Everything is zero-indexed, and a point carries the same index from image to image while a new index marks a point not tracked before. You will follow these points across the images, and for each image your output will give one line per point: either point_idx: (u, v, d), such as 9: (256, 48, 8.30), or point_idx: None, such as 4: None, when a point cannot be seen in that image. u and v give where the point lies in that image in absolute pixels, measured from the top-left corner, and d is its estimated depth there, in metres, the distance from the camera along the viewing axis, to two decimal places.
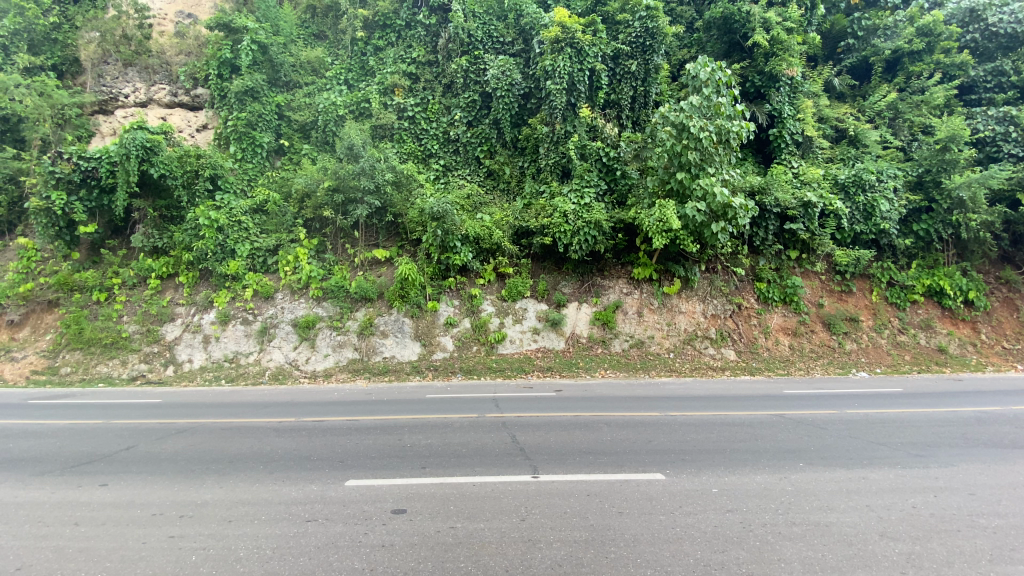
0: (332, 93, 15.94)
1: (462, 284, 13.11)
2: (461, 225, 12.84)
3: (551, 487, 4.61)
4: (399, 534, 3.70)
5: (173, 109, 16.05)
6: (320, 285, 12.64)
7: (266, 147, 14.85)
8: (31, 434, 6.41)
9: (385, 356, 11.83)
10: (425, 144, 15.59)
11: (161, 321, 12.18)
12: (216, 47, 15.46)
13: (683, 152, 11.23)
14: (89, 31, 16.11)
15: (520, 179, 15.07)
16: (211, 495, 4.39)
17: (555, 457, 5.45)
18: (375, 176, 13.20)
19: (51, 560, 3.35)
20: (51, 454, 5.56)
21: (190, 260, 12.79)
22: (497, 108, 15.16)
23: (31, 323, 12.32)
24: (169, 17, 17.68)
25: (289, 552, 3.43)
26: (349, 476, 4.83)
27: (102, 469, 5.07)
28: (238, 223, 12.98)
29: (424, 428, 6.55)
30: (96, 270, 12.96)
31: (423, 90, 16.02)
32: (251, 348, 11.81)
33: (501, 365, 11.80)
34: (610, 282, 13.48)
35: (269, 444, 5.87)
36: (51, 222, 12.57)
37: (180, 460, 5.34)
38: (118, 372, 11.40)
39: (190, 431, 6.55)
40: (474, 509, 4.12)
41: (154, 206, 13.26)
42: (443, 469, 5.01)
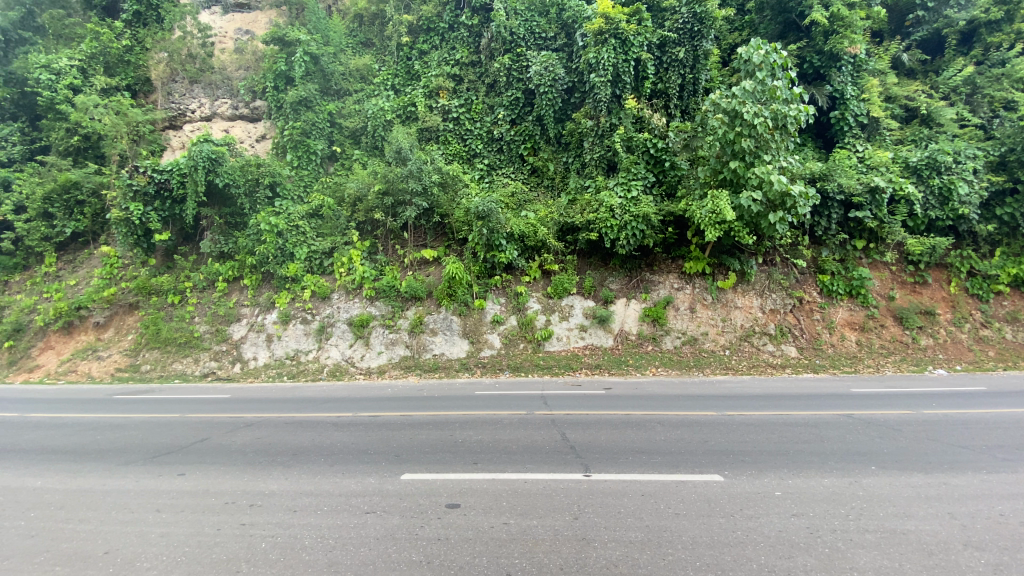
0: (379, 99, 16.36)
1: (507, 282, 13.14)
2: (506, 224, 12.90)
3: (604, 486, 4.54)
4: (454, 528, 3.75)
5: (235, 121, 17.11)
6: (373, 286, 13.04)
7: (319, 154, 15.48)
8: (118, 426, 6.98)
9: (435, 354, 12.07)
10: (470, 144, 15.79)
11: (229, 321, 12.98)
12: (272, 60, 16.26)
13: (736, 139, 10.77)
14: (158, 51, 17.27)
15: (564, 175, 14.96)
16: (277, 485, 4.63)
17: (607, 456, 5.36)
18: (423, 178, 13.50)
19: (138, 544, 3.62)
20: (135, 445, 6.04)
21: (253, 263, 13.52)
22: (541, 105, 15.07)
23: (115, 325, 13.40)
24: (228, 35, 18.88)
25: (349, 543, 3.55)
26: (405, 469, 4.96)
27: (180, 460, 5.45)
28: (296, 228, 13.56)
29: (474, 425, 6.63)
30: (171, 275, 13.96)
31: (467, 91, 16.20)
32: (311, 346, 12.37)
33: (549, 362, 11.75)
34: (660, 277, 13.15)
35: (329, 438, 6.12)
36: (131, 232, 13.61)
37: (248, 452, 5.65)
38: (191, 369, 12.24)
39: (257, 424, 6.94)
40: (526, 506, 4.12)
41: (219, 214, 14.15)
42: (495, 466, 5.04)
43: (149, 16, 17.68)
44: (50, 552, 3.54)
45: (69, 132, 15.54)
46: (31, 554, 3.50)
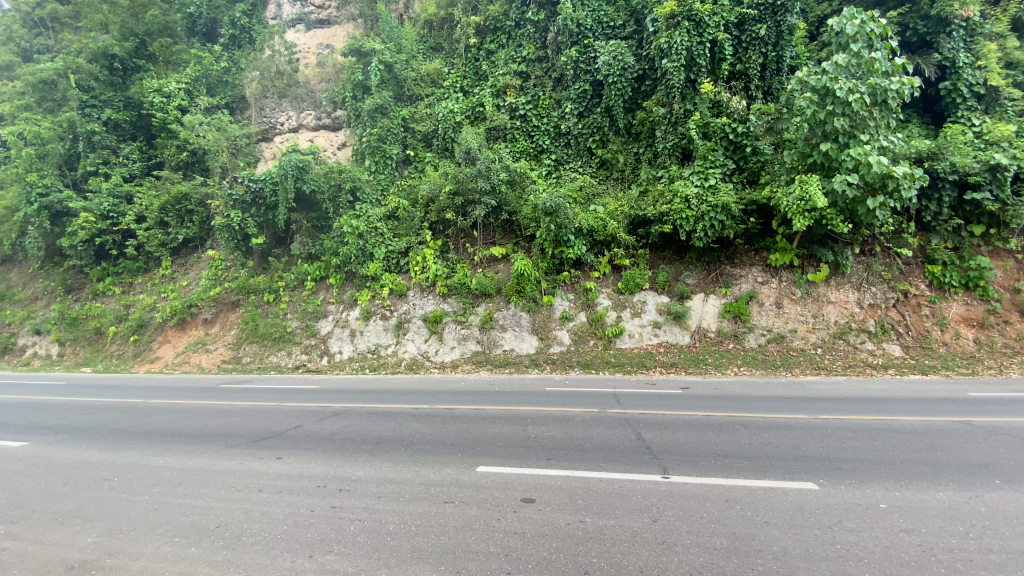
0: (450, 101, 16.79)
1: (576, 278, 13.03)
2: (574, 219, 12.82)
3: (684, 490, 4.35)
4: (530, 523, 3.76)
5: (319, 131, 18.38)
6: (445, 283, 13.44)
7: (394, 158, 16.17)
8: (225, 412, 7.72)
9: (506, 349, 12.22)
10: (537, 140, 15.89)
11: (317, 318, 13.92)
12: (350, 71, 17.16)
13: (828, 119, 9.91)
14: (251, 71, 19.02)
15: (635, 166, 14.55)
16: (363, 472, 4.90)
17: (687, 459, 5.14)
18: (491, 176, 13.72)
19: (244, 520, 3.96)
20: (240, 430, 6.65)
21: (337, 264, 14.39)
22: (609, 96, 14.73)
23: (220, 321, 14.84)
24: (312, 50, 20.17)
25: (429, 531, 3.67)
26: (480, 462, 5.06)
27: (277, 445, 5.92)
28: (375, 229, 14.26)
29: (548, 421, 6.63)
30: (266, 275, 15.21)
31: (534, 87, 16.26)
32: (390, 340, 12.98)
33: (620, 360, 11.48)
34: (741, 270, 12.42)
35: (408, 429, 6.39)
36: (232, 236, 14.99)
37: (336, 439, 6.04)
38: (285, 362, 13.30)
39: (343, 414, 7.40)
40: (603, 505, 4.05)
41: (308, 218, 15.19)
42: (569, 463, 5.00)
43: (243, 38, 20.00)
44: (172, 523, 3.96)
45: (179, 149, 17.37)
46: (156, 525, 3.93)
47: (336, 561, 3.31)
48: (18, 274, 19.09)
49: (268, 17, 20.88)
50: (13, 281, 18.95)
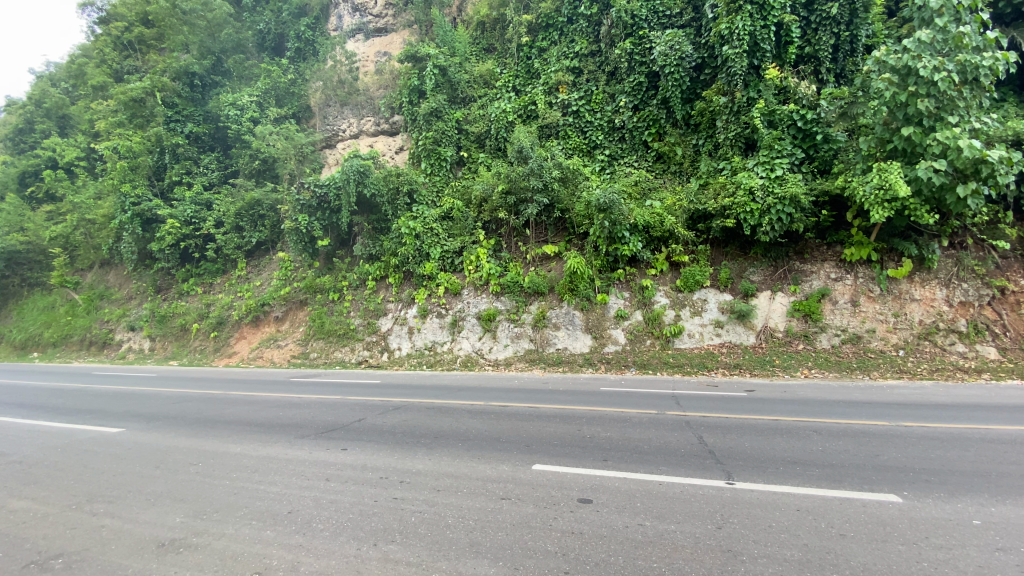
0: (502, 102, 16.91)
1: (631, 275, 12.77)
2: (629, 215, 12.57)
3: (750, 497, 4.16)
4: (587, 523, 3.73)
5: (377, 136, 19.05)
6: (498, 282, 13.55)
7: (449, 160, 16.47)
8: (295, 405, 8.21)
9: (559, 348, 12.17)
10: (590, 136, 15.70)
11: (377, 315, 14.47)
12: (406, 77, 17.58)
13: (911, 101, 9.12)
14: (315, 81, 20.04)
15: (694, 159, 14.07)
16: (422, 465, 5.05)
17: (753, 465, 4.90)
18: (544, 175, 13.69)
19: (313, 507, 4.19)
20: (309, 422, 7.05)
21: (395, 264, 14.84)
22: (666, 87, 14.31)
23: (290, 318, 15.74)
24: (370, 58, 20.92)
25: (487, 526, 3.72)
26: (536, 460, 5.08)
27: (343, 436, 6.23)
28: (431, 230, 14.64)
29: (603, 421, 6.53)
30: (331, 275, 15.97)
31: (587, 83, 16.08)
32: (445, 338, 13.28)
33: (679, 360, 11.11)
34: (811, 266, 11.72)
35: (464, 425, 6.52)
36: (300, 239, 15.85)
37: (396, 433, 6.26)
38: (348, 357, 13.93)
39: (402, 408, 7.66)
40: (663, 509, 3.95)
41: (368, 221, 15.77)
42: (627, 464, 4.91)
43: (308, 51, 21.31)
44: (250, 507, 4.25)
45: (252, 158, 18.60)
46: (236, 508, 4.24)
47: (398, 550, 3.42)
48: (116, 276, 21.15)
49: (330, 29, 21.81)
50: (112, 282, 21.03)
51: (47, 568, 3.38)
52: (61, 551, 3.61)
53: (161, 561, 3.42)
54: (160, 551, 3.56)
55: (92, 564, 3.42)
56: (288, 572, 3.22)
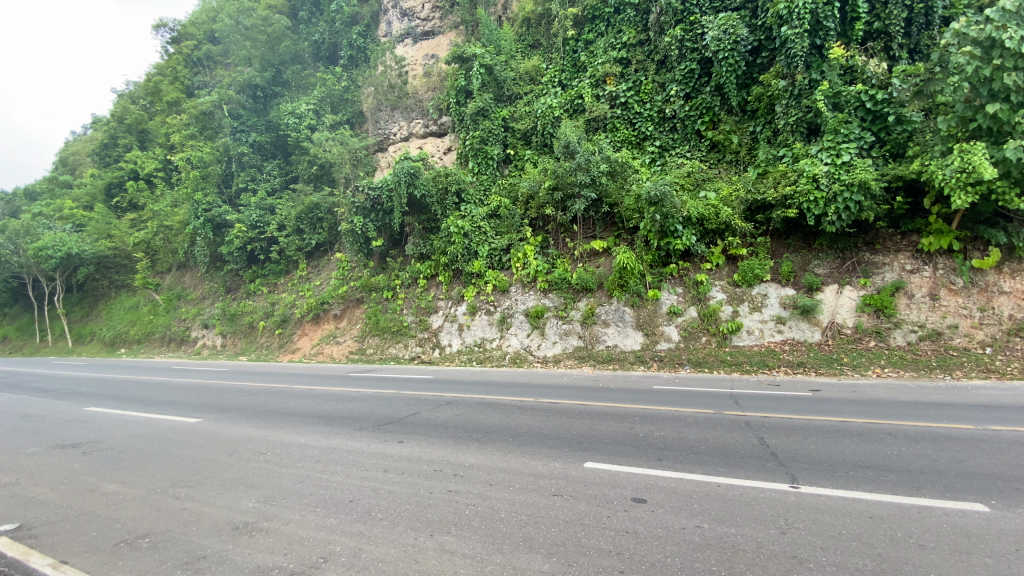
0: (548, 97, 16.83)
1: (685, 270, 12.36)
2: (682, 207, 12.21)
3: (817, 502, 3.94)
4: (642, 523, 3.66)
5: (426, 138, 19.42)
6: (546, 278, 13.51)
7: (496, 158, 16.56)
8: (354, 399, 8.57)
9: (609, 345, 12.00)
10: (640, 127, 15.34)
11: (429, 313, 14.80)
12: (454, 78, 17.80)
13: (996, 76, 8.33)
14: (367, 87, 20.69)
15: (751, 147, 13.56)
16: (474, 460, 5.13)
17: (819, 468, 4.65)
18: (591, 169, 13.49)
19: (372, 497, 4.35)
20: (366, 415, 7.33)
21: (445, 262, 15.11)
22: (719, 73, 13.75)
23: (348, 316, 16.40)
24: (419, 62, 21.12)
25: (540, 522, 3.73)
26: (588, 457, 5.04)
27: (398, 429, 6.43)
28: (479, 228, 14.87)
29: (657, 420, 6.39)
30: (384, 275, 16.45)
31: (636, 73, 15.68)
32: (494, 334, 13.42)
33: (737, 358, 10.68)
34: (883, 258, 11.01)
35: (515, 421, 6.56)
36: (356, 240, 16.49)
37: (449, 427, 6.39)
38: (403, 353, 14.36)
39: (454, 403, 7.81)
40: (722, 511, 3.81)
41: (419, 221, 16.13)
42: (683, 464, 4.78)
43: (360, 58, 22.08)
44: (315, 494, 4.48)
45: (311, 163, 19.52)
46: (302, 495, 4.48)
47: (453, 542, 3.50)
48: (191, 277, 22.82)
49: (380, 35, 22.35)
50: (188, 283, 22.71)
51: (137, 546, 3.71)
52: (148, 531, 3.94)
53: (236, 543, 3.67)
54: (235, 533, 3.82)
55: (175, 543, 3.71)
56: (350, 558, 3.36)
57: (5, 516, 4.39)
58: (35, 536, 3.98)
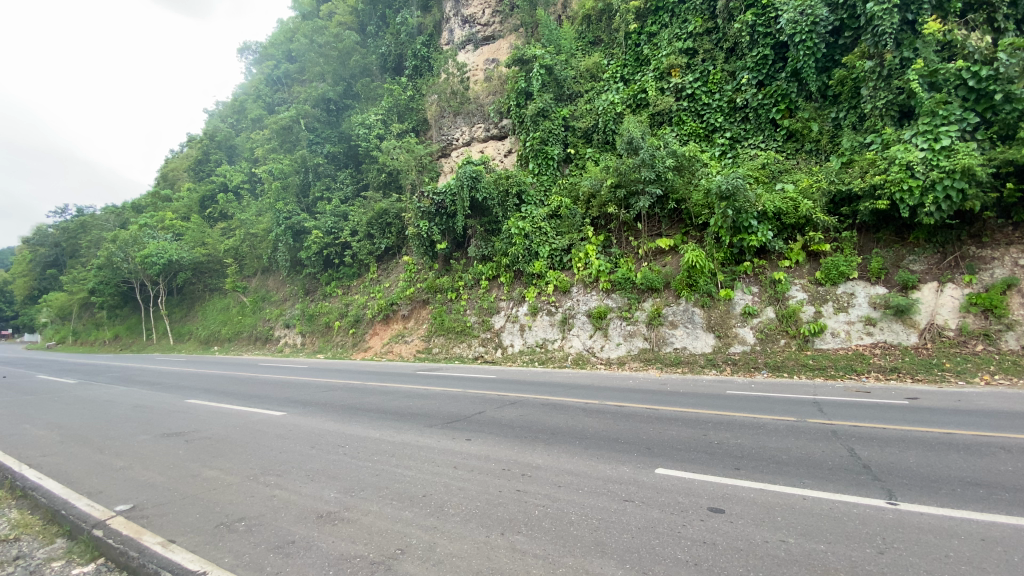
0: (610, 94, 16.53)
1: (761, 268, 11.74)
2: (756, 201, 11.59)
3: (920, 521, 3.58)
4: (721, 534, 3.49)
5: (488, 141, 19.71)
6: (609, 278, 13.28)
7: (556, 158, 16.47)
8: (423, 396, 8.86)
9: (677, 348, 11.57)
10: (708, 119, 14.73)
11: (491, 313, 15.00)
12: (514, 80, 17.89)
13: None
14: (431, 95, 21.29)
15: (834, 134, 12.76)
16: (542, 460, 5.13)
17: (921, 484, 4.22)
18: (656, 165, 13.06)
19: (443, 493, 4.47)
20: (435, 412, 7.56)
21: (507, 263, 15.24)
22: (796, 57, 12.97)
23: (415, 316, 16.98)
24: (479, 66, 21.38)
25: (612, 527, 3.66)
26: (659, 463, 4.89)
27: (466, 428, 6.57)
28: (539, 229, 14.87)
29: (731, 427, 6.09)
30: (448, 277, 16.86)
31: (704, 62, 15.03)
32: (556, 335, 13.37)
33: (820, 362, 9.96)
34: (992, 252, 10.04)
35: (582, 423, 6.50)
36: (421, 243, 17.05)
37: (515, 427, 6.44)
38: (466, 352, 14.63)
39: (520, 403, 7.87)
40: (809, 526, 3.56)
41: (481, 223, 16.38)
42: (764, 475, 4.51)
43: (423, 67, 22.79)
44: (390, 488, 4.67)
45: (379, 171, 20.43)
46: (378, 488, 4.68)
47: (525, 542, 3.51)
48: (274, 281, 24.61)
49: (442, 43, 22.90)
50: (271, 286, 24.49)
51: (235, 529, 4.03)
52: (244, 515, 4.27)
53: (321, 530, 3.89)
54: (320, 521, 4.06)
55: (266, 528, 3.99)
56: (426, 551, 3.47)
57: (122, 497, 4.91)
58: (146, 516, 4.41)
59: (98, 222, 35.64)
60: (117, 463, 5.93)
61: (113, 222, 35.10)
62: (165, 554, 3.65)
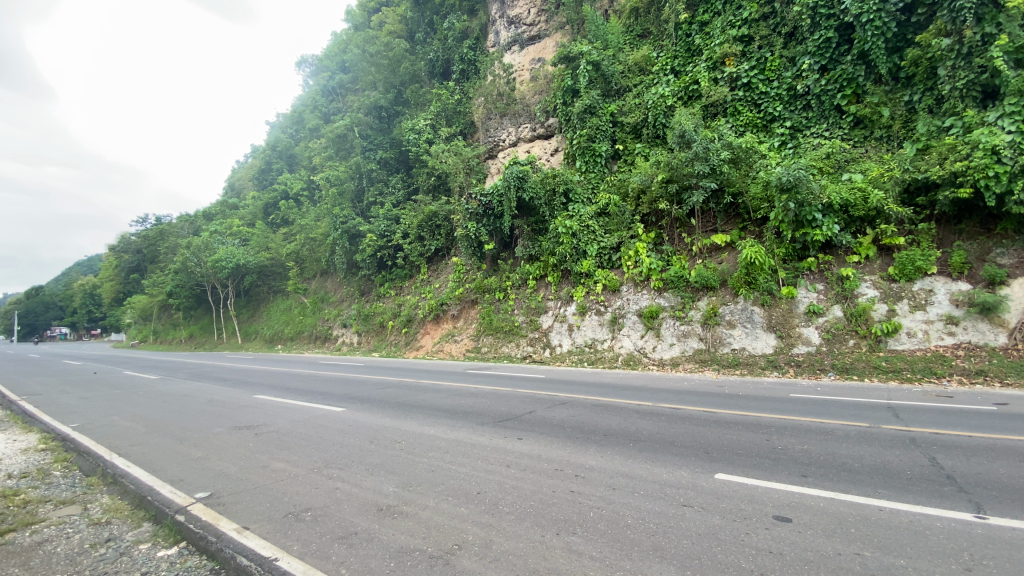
0: (660, 86, 16.10)
1: (826, 264, 11.10)
2: (821, 193, 10.96)
3: (1014, 536, 3.27)
4: (788, 544, 3.33)
5: (534, 141, 19.69)
6: (661, 277, 12.96)
7: (604, 155, 16.24)
8: (474, 394, 9.00)
9: (735, 348, 11.12)
10: (766, 108, 14.08)
11: (539, 313, 14.99)
12: (560, 78, 17.74)
13: None
14: (478, 98, 21.52)
15: (908, 119, 11.93)
16: (595, 462, 5.09)
17: (1016, 497, 3.85)
18: (710, 158, 12.57)
19: (497, 491, 4.52)
20: (486, 411, 7.65)
21: (554, 263, 15.18)
22: (864, 38, 12.23)
23: (464, 316, 17.25)
24: (525, 66, 21.34)
25: (670, 532, 3.58)
26: (718, 468, 4.72)
27: (517, 426, 6.61)
28: (587, 228, 14.70)
29: (796, 432, 5.79)
30: (496, 277, 16.98)
31: (760, 49, 14.38)
32: (606, 335, 13.20)
33: (894, 364, 9.29)
34: None
35: (634, 425, 6.39)
36: (470, 244, 17.28)
37: (567, 427, 6.42)
38: (515, 352, 14.71)
39: (571, 403, 7.84)
40: (886, 539, 3.33)
41: (528, 223, 16.37)
42: (833, 483, 4.26)
43: (470, 71, 23.09)
44: (445, 484, 4.78)
45: (429, 175, 20.87)
46: (434, 484, 4.79)
47: (581, 543, 3.49)
48: (332, 282, 25.74)
49: (489, 45, 23.08)
50: (329, 287, 25.62)
51: (302, 518, 4.25)
52: (310, 506, 4.50)
53: (381, 523, 4.04)
54: (380, 514, 4.21)
55: (331, 519, 4.19)
56: (482, 548, 3.52)
57: (201, 485, 5.30)
58: (223, 503, 4.74)
59: (174, 230, 38.49)
60: (195, 454, 6.41)
61: (187, 229, 37.81)
62: (240, 540, 3.90)
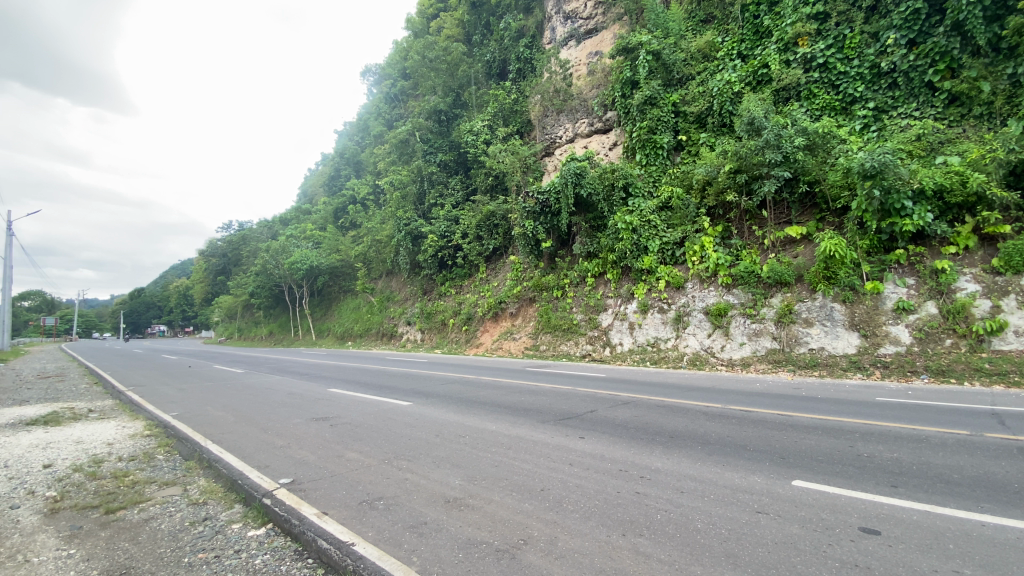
0: (725, 73, 15.35)
1: (918, 256, 10.17)
2: (911, 178, 10.06)
3: None
4: (876, 558, 3.11)
5: (591, 136, 19.48)
6: (729, 273, 12.40)
7: (666, 146, 15.73)
8: (535, 392, 9.06)
9: (812, 348, 10.42)
10: (845, 89, 13.09)
11: (599, 311, 14.81)
12: (618, 70, 17.20)
13: None
14: (535, 95, 21.28)
15: (1014, 93, 10.79)
16: (661, 463, 4.97)
17: None
18: (783, 146, 11.93)
19: (562, 488, 4.54)
20: (548, 408, 7.68)
21: (613, 260, 14.92)
22: (958, 7, 11.14)
23: (523, 313, 17.37)
24: (582, 61, 21.23)
25: (743, 539, 3.44)
26: (795, 475, 4.47)
27: (579, 425, 6.59)
28: (649, 223, 14.33)
29: (884, 439, 5.36)
30: (554, 274, 16.94)
31: (837, 26, 13.40)
32: (669, 334, 12.82)
33: (1000, 366, 8.36)
34: None
35: (702, 427, 6.18)
36: (527, 242, 17.35)
37: (630, 428, 6.32)
38: (574, 350, 14.61)
39: (634, 403, 7.70)
40: (991, 557, 3.02)
41: (586, 220, 16.16)
42: (929, 495, 3.91)
43: (526, 69, 23.01)
44: (510, 479, 4.86)
45: (487, 175, 21.10)
46: (498, 479, 4.88)
47: (648, 545, 3.44)
48: (396, 282, 26.78)
49: (545, 42, 23.08)
50: (394, 287, 26.66)
51: (376, 506, 4.49)
52: (382, 495, 4.74)
53: (449, 514, 4.18)
54: (447, 506, 4.35)
55: (402, 508, 4.39)
56: (548, 544, 3.55)
57: (284, 471, 5.72)
58: (304, 489, 5.09)
59: (254, 235, 41.47)
60: (278, 442, 6.92)
61: (266, 234, 40.67)
62: (320, 524, 4.18)
